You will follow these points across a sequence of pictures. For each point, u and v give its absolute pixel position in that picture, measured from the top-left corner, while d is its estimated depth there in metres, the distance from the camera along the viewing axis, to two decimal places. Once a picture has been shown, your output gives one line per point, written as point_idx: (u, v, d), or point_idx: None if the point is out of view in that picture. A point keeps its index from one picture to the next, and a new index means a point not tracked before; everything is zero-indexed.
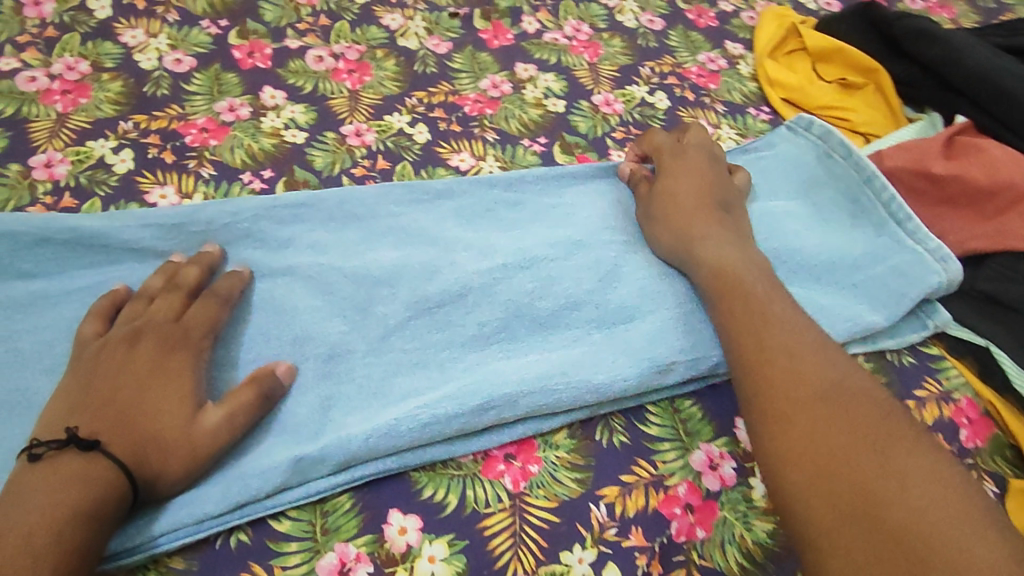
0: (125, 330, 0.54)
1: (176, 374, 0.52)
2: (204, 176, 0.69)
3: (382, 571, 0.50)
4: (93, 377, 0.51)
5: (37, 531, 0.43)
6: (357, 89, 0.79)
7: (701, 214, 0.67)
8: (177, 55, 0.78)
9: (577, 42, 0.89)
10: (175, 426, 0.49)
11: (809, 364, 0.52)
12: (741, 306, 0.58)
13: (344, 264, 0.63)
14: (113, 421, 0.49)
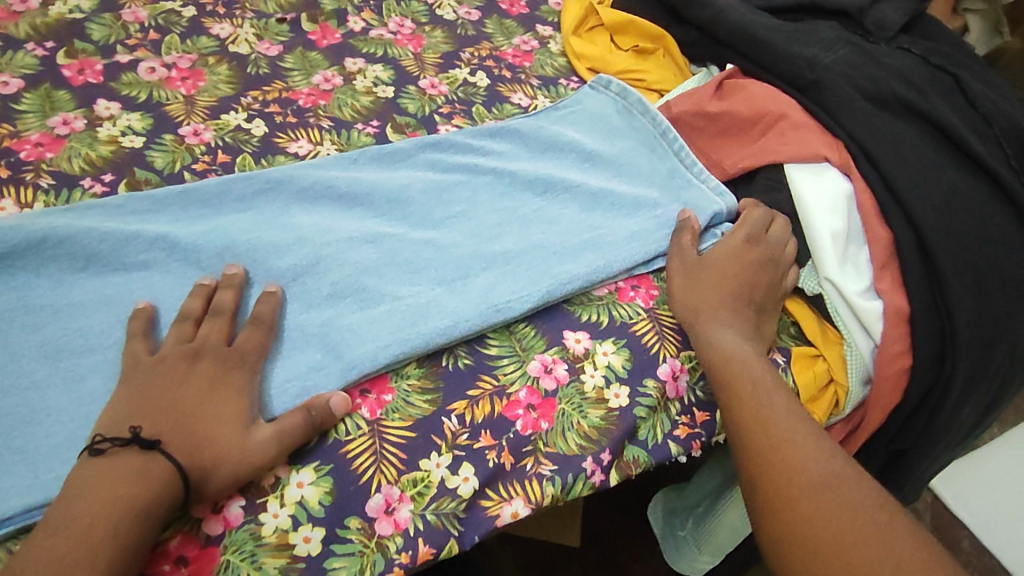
0: (187, 347, 0.58)
1: (232, 386, 0.57)
2: (43, 186, 0.71)
3: (254, 503, 0.55)
4: (149, 387, 0.55)
5: (96, 526, 0.48)
6: (192, 94, 0.83)
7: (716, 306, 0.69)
8: (3, 78, 0.80)
9: (402, 35, 0.97)
10: (231, 436, 0.54)
11: (778, 412, 0.60)
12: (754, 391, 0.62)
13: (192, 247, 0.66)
14: (171, 426, 0.53)
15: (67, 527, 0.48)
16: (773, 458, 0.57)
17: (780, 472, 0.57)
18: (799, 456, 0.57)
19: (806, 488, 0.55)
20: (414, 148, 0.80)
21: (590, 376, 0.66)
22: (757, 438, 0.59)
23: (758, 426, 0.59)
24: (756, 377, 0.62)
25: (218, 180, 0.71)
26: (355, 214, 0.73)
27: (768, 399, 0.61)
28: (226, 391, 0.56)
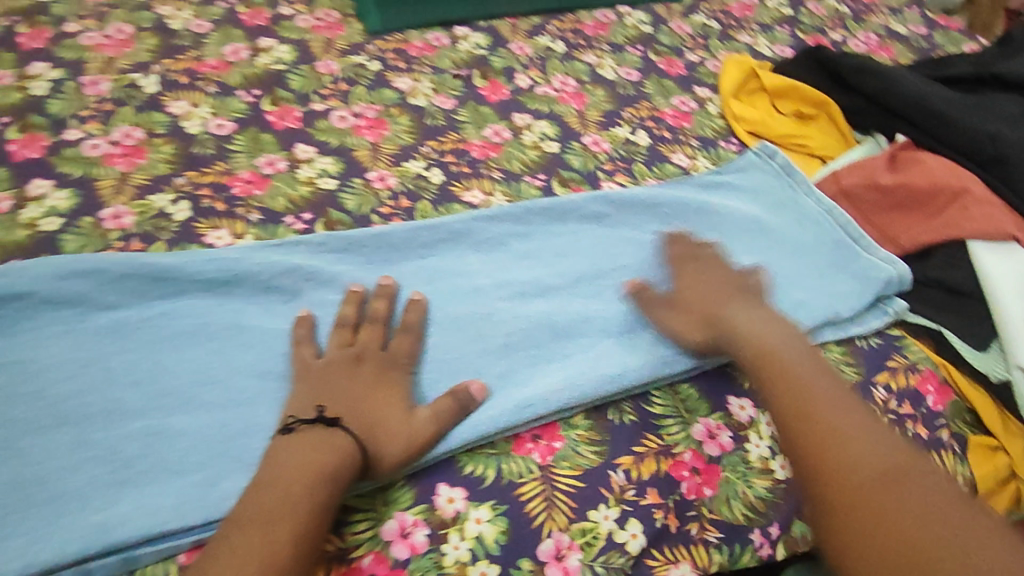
0: (352, 351, 0.65)
1: (395, 388, 0.64)
2: (252, 220, 0.78)
3: (437, 533, 0.57)
4: (324, 382, 0.62)
5: (291, 492, 0.54)
6: (378, 141, 0.90)
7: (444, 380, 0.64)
8: (219, 121, 0.89)
9: (565, 93, 1.00)
10: (398, 419, 0.61)
11: (838, 434, 0.60)
12: (793, 385, 0.64)
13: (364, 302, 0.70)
14: (349, 411, 0.61)
15: (272, 489, 0.55)
16: (913, 496, 0.55)
17: (930, 526, 0.53)
18: (850, 463, 0.58)
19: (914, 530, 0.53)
20: (584, 201, 0.84)
21: (754, 445, 0.68)
22: (880, 473, 0.57)
23: (880, 462, 0.58)
24: (834, 413, 0.61)
25: (412, 225, 0.77)
26: (526, 265, 0.78)
27: (849, 424, 0.60)
28: (390, 390, 0.63)
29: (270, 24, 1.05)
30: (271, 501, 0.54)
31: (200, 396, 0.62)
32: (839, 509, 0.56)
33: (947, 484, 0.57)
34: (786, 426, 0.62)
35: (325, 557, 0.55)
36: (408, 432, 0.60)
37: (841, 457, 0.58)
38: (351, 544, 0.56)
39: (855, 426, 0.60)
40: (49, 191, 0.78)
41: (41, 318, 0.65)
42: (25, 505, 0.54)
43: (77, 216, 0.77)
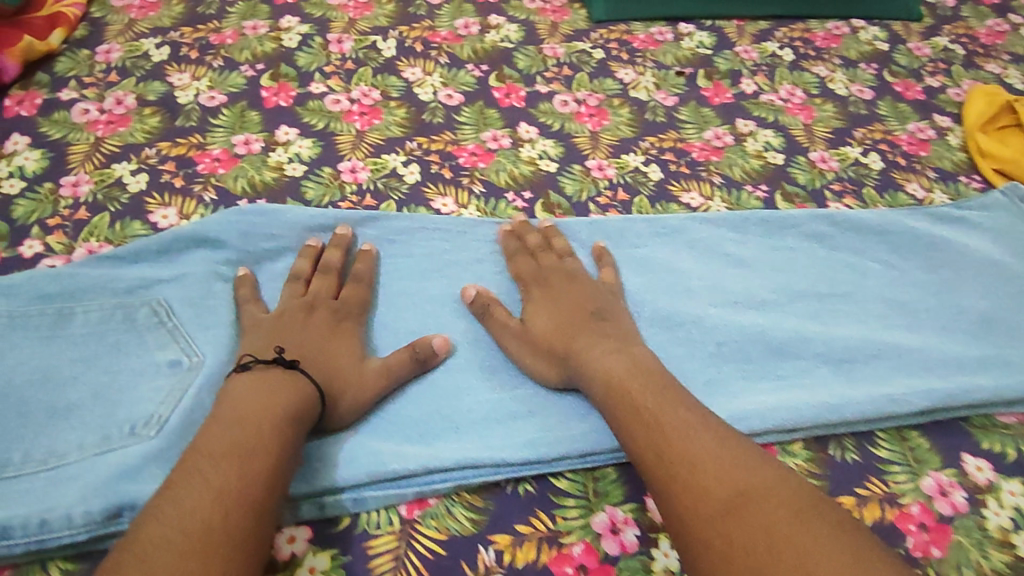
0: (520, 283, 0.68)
1: (554, 313, 0.65)
2: (476, 191, 0.80)
3: (648, 535, 0.55)
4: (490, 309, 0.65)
5: (243, 430, 0.51)
6: (597, 130, 0.89)
7: (533, 362, 0.62)
8: (448, 92, 0.92)
9: (792, 104, 0.94)
10: (554, 347, 0.62)
11: (694, 448, 0.51)
12: (636, 408, 0.55)
13: (566, 255, 0.70)
14: (513, 337, 0.64)
15: (221, 422, 0.52)
16: (761, 521, 0.46)
17: (732, 517, 0.46)
18: (698, 477, 0.49)
19: (785, 537, 0.44)
20: (808, 218, 0.79)
21: (993, 513, 0.60)
22: (731, 492, 0.48)
23: (725, 488, 0.48)
24: (645, 418, 0.54)
25: (627, 218, 0.77)
26: (740, 273, 0.74)
27: (696, 442, 0.51)
28: (552, 312, 0.65)
29: (498, 2, 1.06)
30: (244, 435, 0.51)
31: (352, 329, 0.64)
32: (686, 531, 0.47)
33: (803, 494, 0.47)
34: (629, 442, 0.54)
35: (537, 537, 0.54)
36: (360, 377, 0.59)
37: (694, 480, 0.49)
38: (562, 528, 0.55)
39: (711, 447, 0.51)
40: (294, 139, 0.84)
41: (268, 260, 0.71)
42: None
43: (318, 166, 0.81)
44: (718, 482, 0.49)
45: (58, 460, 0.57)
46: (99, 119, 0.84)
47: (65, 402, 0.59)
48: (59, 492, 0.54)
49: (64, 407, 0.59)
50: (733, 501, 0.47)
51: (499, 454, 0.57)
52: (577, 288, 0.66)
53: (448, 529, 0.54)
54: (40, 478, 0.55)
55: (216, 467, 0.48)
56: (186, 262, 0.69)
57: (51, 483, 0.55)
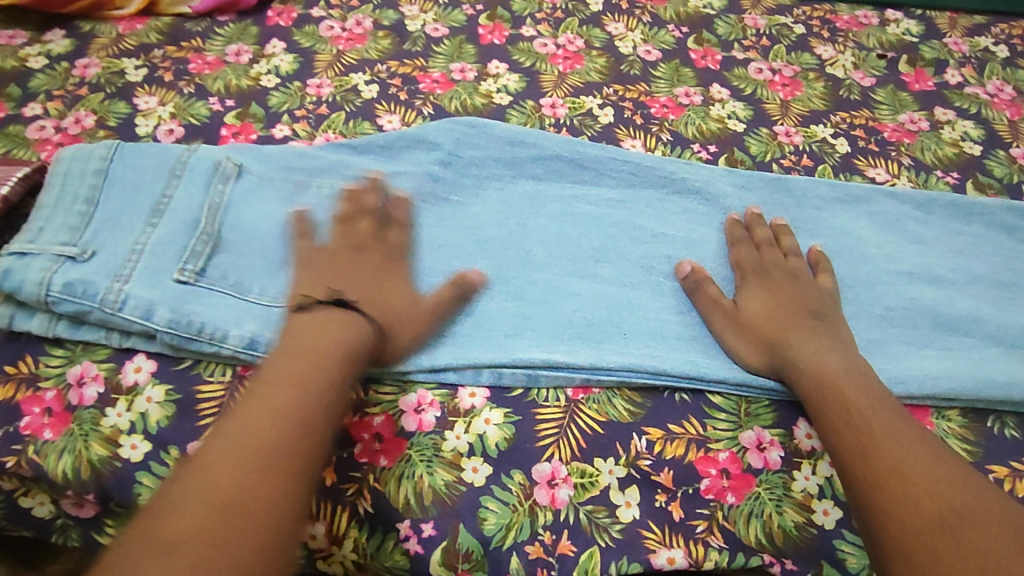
0: (747, 268, 0.69)
1: (772, 301, 0.66)
2: (664, 139, 0.85)
3: (791, 459, 0.59)
4: (711, 287, 0.67)
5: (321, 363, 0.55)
6: (788, 100, 0.91)
7: (740, 343, 0.64)
8: (648, 48, 0.97)
9: (1000, 99, 0.92)
10: (768, 337, 0.63)
11: (911, 459, 0.53)
12: (851, 406, 0.57)
13: (792, 254, 0.71)
14: (726, 320, 0.65)
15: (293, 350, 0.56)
16: (966, 544, 0.48)
17: (932, 525, 0.49)
18: (908, 481, 0.52)
19: (981, 561, 0.47)
20: (998, 207, 0.78)
21: None
22: (939, 504, 0.50)
23: (932, 504, 0.50)
24: (866, 413, 0.57)
25: (809, 180, 0.79)
26: (916, 249, 0.75)
27: (909, 448, 0.54)
28: (773, 303, 0.66)
29: None
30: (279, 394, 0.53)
31: (400, 271, 0.66)
32: (884, 529, 0.51)
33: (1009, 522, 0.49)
34: (833, 430, 0.57)
35: (687, 438, 0.60)
36: (413, 311, 0.62)
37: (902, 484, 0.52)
38: (711, 436, 0.60)
39: (919, 467, 0.53)
40: (504, 73, 0.92)
41: (473, 167, 0.78)
42: None
43: (522, 98, 0.89)
44: (926, 491, 0.51)
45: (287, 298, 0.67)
46: (341, 35, 0.96)
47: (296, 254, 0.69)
48: None
49: (295, 258, 0.69)
50: (933, 509, 0.50)
51: (661, 363, 0.62)
52: (801, 288, 0.67)
53: (608, 414, 0.61)
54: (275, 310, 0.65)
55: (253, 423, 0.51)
56: (403, 164, 0.79)
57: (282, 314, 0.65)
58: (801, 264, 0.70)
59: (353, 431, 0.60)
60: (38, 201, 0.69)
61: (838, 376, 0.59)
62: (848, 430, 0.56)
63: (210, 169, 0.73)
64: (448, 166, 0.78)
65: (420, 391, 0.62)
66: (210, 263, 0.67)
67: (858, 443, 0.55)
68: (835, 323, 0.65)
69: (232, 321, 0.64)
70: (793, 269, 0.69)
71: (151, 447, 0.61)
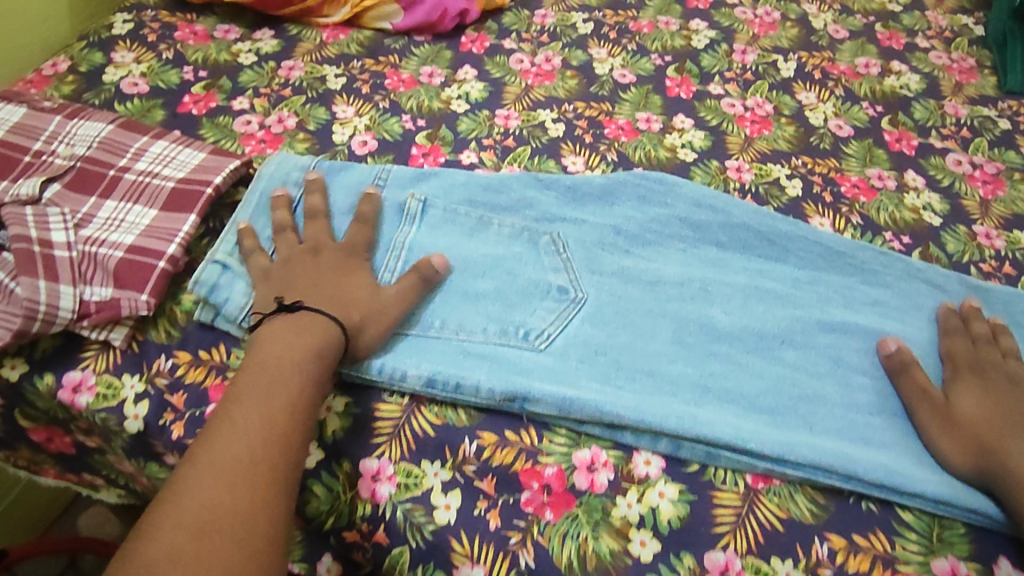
0: (960, 364, 0.66)
1: (986, 401, 0.62)
2: (853, 222, 0.81)
3: None
4: (918, 376, 0.64)
5: (285, 375, 0.56)
6: (989, 199, 0.86)
7: (947, 438, 0.61)
8: (839, 122, 0.94)
9: None
10: (981, 439, 0.59)
11: None
12: None
13: (1012, 356, 0.66)
14: (932, 413, 0.62)
15: (273, 362, 0.57)
16: None
17: None
18: None
19: None
20: None
21: None
22: None
23: None
24: None
25: (1014, 291, 0.75)
26: None
27: None
28: (986, 404, 0.62)
29: (904, 50, 1.06)
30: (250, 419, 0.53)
31: (358, 266, 0.67)
32: None
33: None
34: None
35: (875, 554, 0.56)
36: (377, 309, 0.63)
37: None
38: (899, 556, 0.56)
39: None
40: (689, 128, 0.91)
41: (658, 222, 0.76)
42: (631, 369, 0.65)
43: (706, 157, 0.87)
44: None
45: (466, 336, 0.65)
46: (529, 69, 0.97)
47: (477, 290, 0.69)
48: (469, 365, 0.63)
49: (476, 293, 0.68)
50: None
51: (851, 466, 0.58)
52: (1020, 391, 0.62)
53: (789, 511, 0.58)
54: (453, 344, 0.65)
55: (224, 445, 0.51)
56: (587, 210, 0.77)
57: (462, 352, 0.64)
58: (1022, 367, 0.65)
59: (523, 478, 0.59)
60: (233, 215, 0.71)
61: None
62: None
63: (397, 208, 0.74)
64: (631, 220, 0.76)
65: (595, 449, 0.61)
66: None
67: None
68: None
69: (409, 361, 0.63)
70: (1010, 372, 0.64)
71: (325, 457, 0.60)
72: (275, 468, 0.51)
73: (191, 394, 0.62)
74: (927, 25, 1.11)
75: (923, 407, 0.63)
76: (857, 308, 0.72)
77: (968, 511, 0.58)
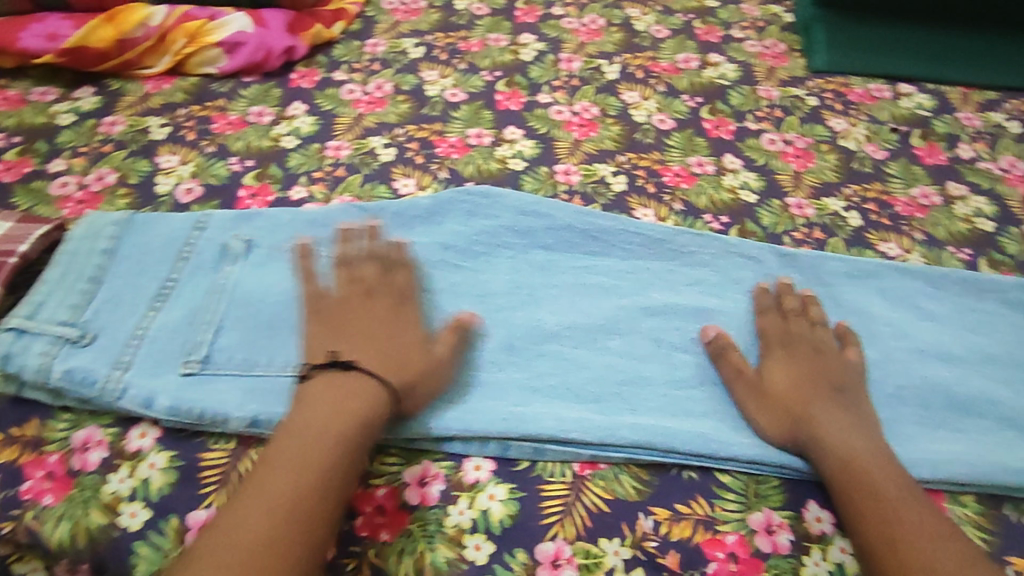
0: (772, 340, 0.69)
1: (797, 376, 0.66)
2: (676, 209, 0.86)
3: (800, 543, 0.58)
4: (735, 359, 0.67)
5: (313, 461, 0.55)
6: (801, 171, 0.91)
7: (764, 413, 0.64)
8: (661, 117, 0.98)
9: (1012, 175, 0.91)
10: (795, 415, 0.63)
11: (920, 536, 0.54)
12: (870, 488, 0.57)
13: (820, 324, 0.71)
14: (749, 394, 0.66)
15: (299, 450, 0.56)
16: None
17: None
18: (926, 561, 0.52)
19: None
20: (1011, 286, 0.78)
21: None
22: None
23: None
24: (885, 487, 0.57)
25: (824, 255, 0.79)
26: (930, 326, 0.75)
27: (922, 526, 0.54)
28: (797, 379, 0.65)
29: (721, 42, 1.12)
30: (282, 484, 0.54)
31: (404, 314, 0.68)
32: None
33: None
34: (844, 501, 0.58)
35: (695, 518, 0.59)
36: (430, 363, 0.65)
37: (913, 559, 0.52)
38: (719, 516, 0.59)
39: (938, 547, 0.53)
40: (519, 139, 0.94)
41: (482, 232, 0.78)
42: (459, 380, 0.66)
43: (536, 164, 0.90)
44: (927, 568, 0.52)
45: (292, 369, 0.65)
46: (361, 99, 0.98)
47: (304, 322, 0.69)
48: (292, 399, 0.63)
49: (302, 325, 0.69)
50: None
51: (671, 441, 0.61)
52: (824, 362, 0.67)
53: (615, 492, 0.60)
54: (277, 380, 0.65)
55: (248, 509, 0.52)
56: (415, 232, 0.79)
57: (288, 389, 0.64)
58: (828, 336, 0.70)
59: (357, 503, 0.59)
60: (41, 276, 0.69)
61: (860, 458, 0.59)
62: (858, 502, 0.57)
63: (219, 250, 0.74)
64: (459, 234, 0.78)
65: (425, 461, 0.62)
66: (213, 346, 0.67)
67: (871, 515, 0.56)
68: (861, 411, 0.64)
69: (233, 403, 0.63)
70: (816, 344, 0.68)
71: (150, 515, 0.58)
72: (304, 536, 0.52)
73: (4, 474, 0.61)
74: (742, 16, 1.17)
75: (740, 388, 0.66)
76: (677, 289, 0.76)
77: (779, 466, 0.62)
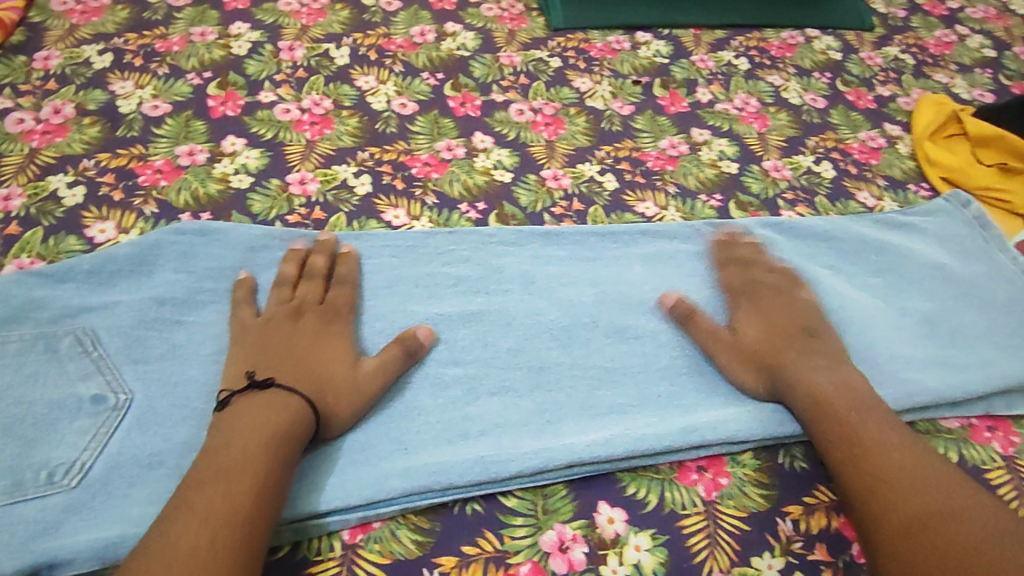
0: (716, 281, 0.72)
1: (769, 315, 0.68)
2: (428, 203, 0.78)
3: (596, 553, 0.55)
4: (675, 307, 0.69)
5: (243, 452, 0.51)
6: (553, 139, 0.87)
7: (745, 369, 0.65)
8: (402, 101, 0.90)
9: (748, 112, 0.93)
10: (783, 355, 0.65)
11: (908, 461, 0.55)
12: (851, 417, 0.59)
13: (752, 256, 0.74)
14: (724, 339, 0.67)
15: (223, 449, 0.51)
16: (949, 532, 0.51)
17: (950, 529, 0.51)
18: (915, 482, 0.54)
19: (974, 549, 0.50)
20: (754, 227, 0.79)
21: None
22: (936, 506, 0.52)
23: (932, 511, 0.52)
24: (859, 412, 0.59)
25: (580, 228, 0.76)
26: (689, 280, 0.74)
27: (893, 449, 0.56)
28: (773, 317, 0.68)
29: (456, 8, 1.04)
30: (207, 494, 0.48)
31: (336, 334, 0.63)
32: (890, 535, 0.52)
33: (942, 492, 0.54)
34: (827, 438, 0.59)
35: (484, 558, 0.54)
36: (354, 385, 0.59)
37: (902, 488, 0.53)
38: (510, 549, 0.55)
39: (910, 464, 0.55)
40: (241, 149, 0.81)
41: (203, 276, 0.67)
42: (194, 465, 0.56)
43: (265, 177, 0.78)
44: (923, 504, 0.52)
45: None
46: (34, 129, 0.80)
47: None
48: None
49: None
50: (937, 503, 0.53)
51: (446, 476, 0.56)
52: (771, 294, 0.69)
53: (392, 553, 0.54)
54: None
55: (178, 529, 0.46)
56: (117, 290, 0.65)
57: None
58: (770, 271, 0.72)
59: None
60: None
61: (833, 392, 0.61)
62: (832, 437, 0.58)
63: None
64: (177, 284, 0.66)
65: None
66: None
67: (857, 446, 0.57)
68: (822, 340, 0.66)
69: None
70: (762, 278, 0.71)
71: None
72: (235, 531, 0.47)
73: None
74: None
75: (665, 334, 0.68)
76: (437, 296, 0.69)
77: (564, 470, 0.59)
